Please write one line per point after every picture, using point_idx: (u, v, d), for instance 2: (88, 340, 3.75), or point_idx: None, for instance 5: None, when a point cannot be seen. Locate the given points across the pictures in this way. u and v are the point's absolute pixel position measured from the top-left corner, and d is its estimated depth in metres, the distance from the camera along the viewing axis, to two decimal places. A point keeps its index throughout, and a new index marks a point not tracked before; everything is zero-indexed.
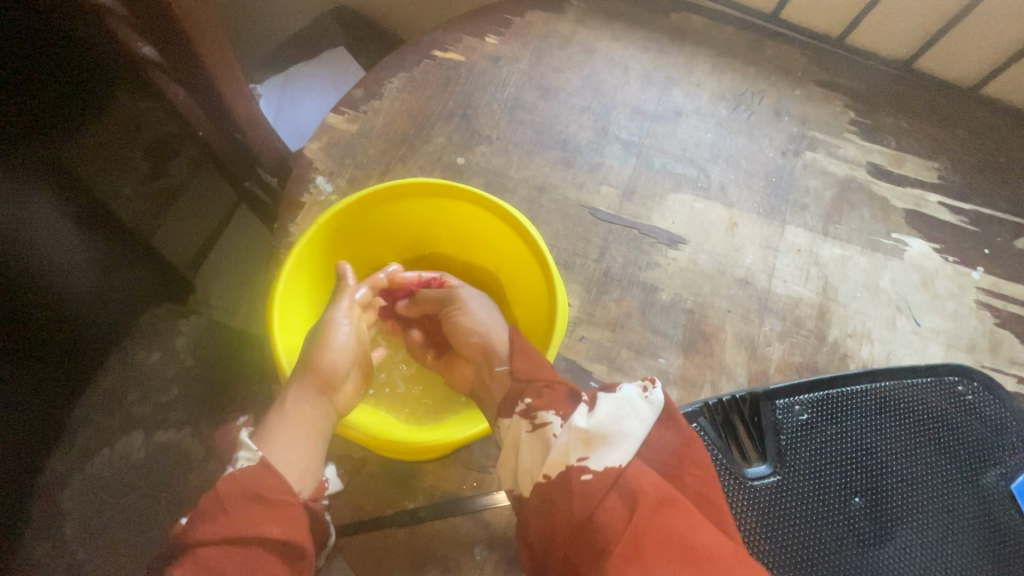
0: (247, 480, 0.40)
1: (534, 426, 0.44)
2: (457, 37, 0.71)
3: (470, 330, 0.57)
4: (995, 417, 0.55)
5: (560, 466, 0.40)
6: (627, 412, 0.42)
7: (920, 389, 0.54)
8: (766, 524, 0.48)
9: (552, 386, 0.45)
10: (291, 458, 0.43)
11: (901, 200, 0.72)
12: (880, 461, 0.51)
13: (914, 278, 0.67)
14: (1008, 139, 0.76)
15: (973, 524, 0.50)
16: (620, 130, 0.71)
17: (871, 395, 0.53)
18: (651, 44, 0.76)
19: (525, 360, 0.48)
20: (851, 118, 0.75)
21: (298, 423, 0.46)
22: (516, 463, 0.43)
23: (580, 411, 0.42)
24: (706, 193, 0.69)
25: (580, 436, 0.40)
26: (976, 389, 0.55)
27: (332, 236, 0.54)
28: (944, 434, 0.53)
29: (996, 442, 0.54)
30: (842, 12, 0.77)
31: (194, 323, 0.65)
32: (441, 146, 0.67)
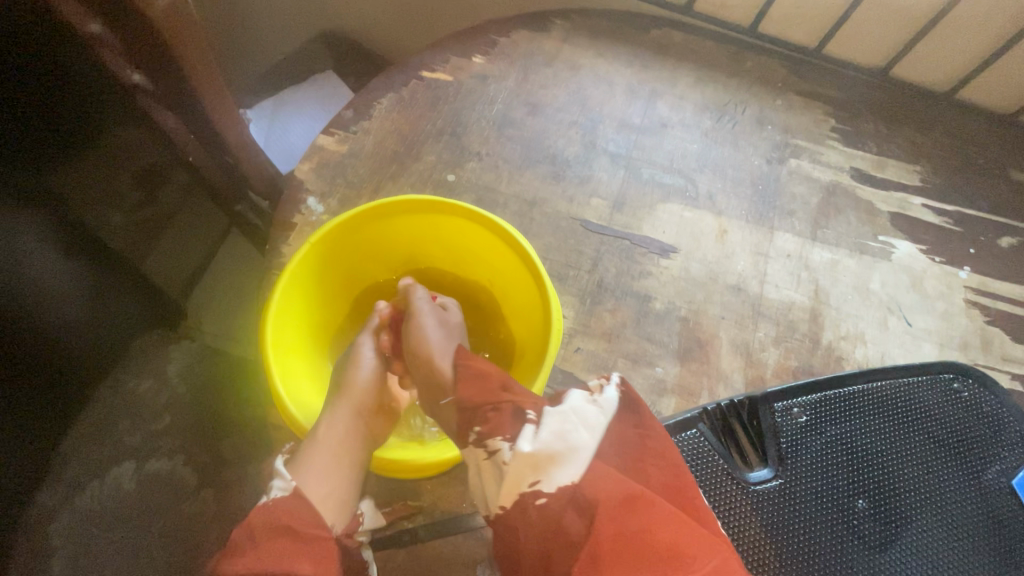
0: (279, 512, 0.42)
1: (487, 454, 0.41)
2: (444, 57, 0.73)
3: (416, 356, 0.53)
4: (991, 413, 0.55)
5: (515, 494, 0.38)
6: (573, 424, 0.40)
7: (917, 387, 0.54)
8: (771, 529, 0.47)
9: (498, 407, 0.42)
10: (325, 489, 0.45)
11: (885, 203, 0.73)
12: (881, 461, 0.51)
13: (903, 279, 0.68)
14: (985, 140, 0.78)
15: (977, 523, 0.50)
16: (607, 143, 0.72)
17: (869, 395, 0.53)
18: (635, 59, 0.78)
19: (472, 387, 0.45)
20: (832, 125, 0.77)
21: (329, 447, 0.47)
22: (482, 493, 0.42)
23: (526, 431, 0.40)
24: (695, 202, 0.69)
25: (530, 461, 0.39)
26: (971, 386, 0.55)
27: (325, 254, 0.54)
28: (943, 432, 0.53)
29: (993, 438, 0.54)
30: (819, 24, 0.79)
31: (185, 349, 0.69)
32: (430, 164, 0.67)
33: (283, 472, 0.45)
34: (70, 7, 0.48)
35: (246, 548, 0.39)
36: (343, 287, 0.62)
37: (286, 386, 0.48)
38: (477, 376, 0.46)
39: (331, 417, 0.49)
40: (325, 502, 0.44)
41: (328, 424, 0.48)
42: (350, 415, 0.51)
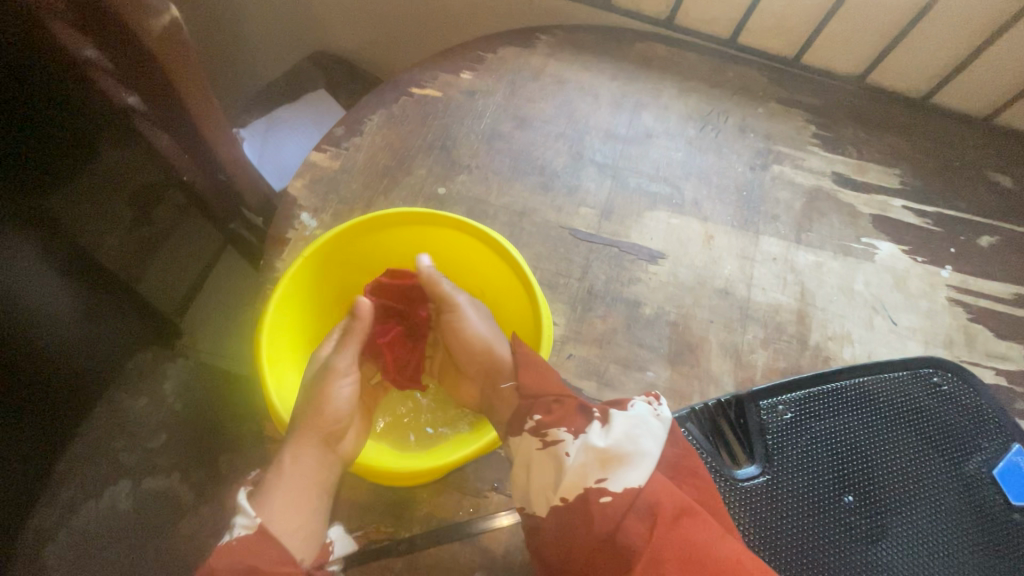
0: (242, 551, 0.41)
1: (545, 442, 0.46)
2: (433, 74, 0.75)
3: (465, 345, 0.59)
4: (971, 405, 0.56)
5: (579, 488, 0.43)
6: (642, 430, 0.45)
7: (898, 382, 0.55)
8: (760, 526, 0.48)
9: (562, 400, 0.49)
10: (295, 522, 0.44)
11: (867, 205, 0.75)
12: (866, 456, 0.52)
13: (886, 279, 0.70)
14: (962, 143, 0.81)
15: (962, 514, 0.51)
16: (594, 154, 0.74)
17: (851, 391, 0.54)
18: (619, 72, 0.80)
19: (534, 376, 0.50)
20: (812, 132, 0.79)
21: (292, 479, 0.46)
22: (526, 480, 0.46)
23: (591, 428, 0.46)
24: (681, 209, 0.71)
25: (597, 457, 0.43)
26: (949, 380, 0.56)
27: (319, 267, 0.55)
28: (926, 425, 0.54)
29: (974, 429, 0.54)
30: (795, 35, 0.82)
31: (182, 365, 0.69)
32: (421, 177, 0.69)
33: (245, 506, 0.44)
34: (61, 28, 0.49)
35: None
36: (337, 299, 0.63)
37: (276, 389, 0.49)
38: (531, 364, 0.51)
39: (293, 445, 0.48)
40: (289, 538, 0.43)
41: (289, 454, 0.48)
42: (318, 443, 0.49)
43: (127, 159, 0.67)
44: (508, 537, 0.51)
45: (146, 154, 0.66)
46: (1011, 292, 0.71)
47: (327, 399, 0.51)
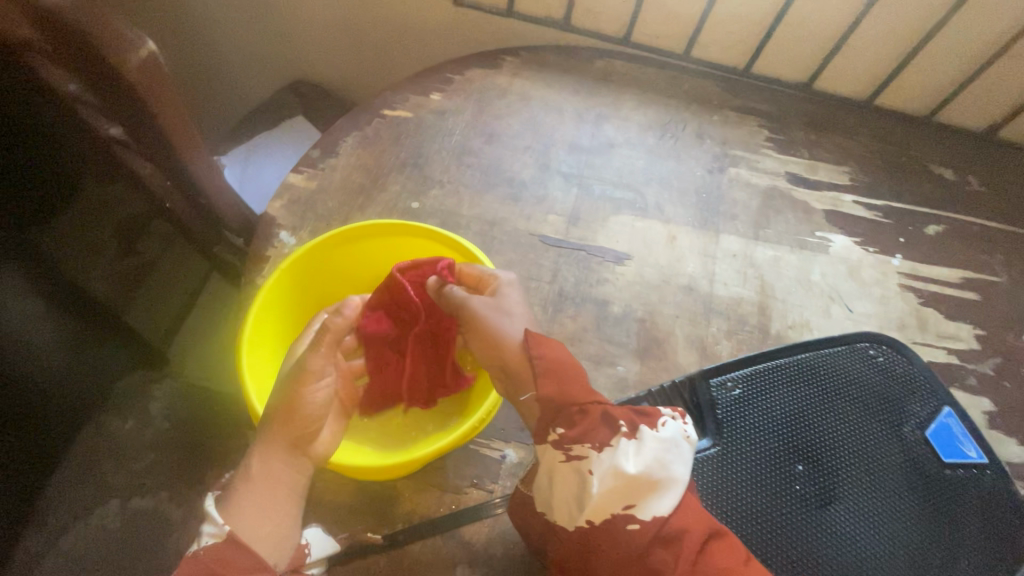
0: (210, 558, 0.41)
1: (569, 456, 0.46)
2: (404, 97, 0.79)
3: (479, 337, 0.54)
4: (907, 374, 0.58)
5: (607, 512, 0.44)
6: (674, 455, 0.46)
7: (837, 355, 0.58)
8: (711, 495, 0.50)
9: (586, 412, 0.48)
10: (265, 529, 0.44)
11: (820, 202, 0.79)
12: (811, 427, 0.54)
13: (841, 269, 0.74)
14: (906, 140, 0.86)
15: (906, 476, 0.53)
16: (560, 164, 0.78)
17: (795, 366, 0.57)
18: (581, 88, 0.85)
19: (552, 383, 0.49)
20: (765, 136, 0.84)
21: (261, 482, 0.47)
22: (548, 492, 0.46)
23: (621, 446, 0.45)
24: (645, 212, 0.75)
25: (629, 484, 0.44)
26: (886, 351, 0.59)
27: (296, 278, 0.57)
28: (867, 394, 0.56)
29: (913, 395, 0.57)
30: (744, 46, 0.87)
31: (166, 388, 0.72)
32: (395, 194, 0.72)
33: (212, 515, 0.44)
34: (45, 65, 0.53)
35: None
36: (320, 310, 0.65)
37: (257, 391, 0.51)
38: (553, 372, 0.50)
39: (261, 452, 0.48)
40: (256, 541, 0.43)
41: (258, 459, 0.48)
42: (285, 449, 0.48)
43: (109, 196, 0.72)
44: (488, 530, 0.53)
45: (131, 182, 0.69)
46: (959, 277, 0.75)
47: (299, 400, 0.49)
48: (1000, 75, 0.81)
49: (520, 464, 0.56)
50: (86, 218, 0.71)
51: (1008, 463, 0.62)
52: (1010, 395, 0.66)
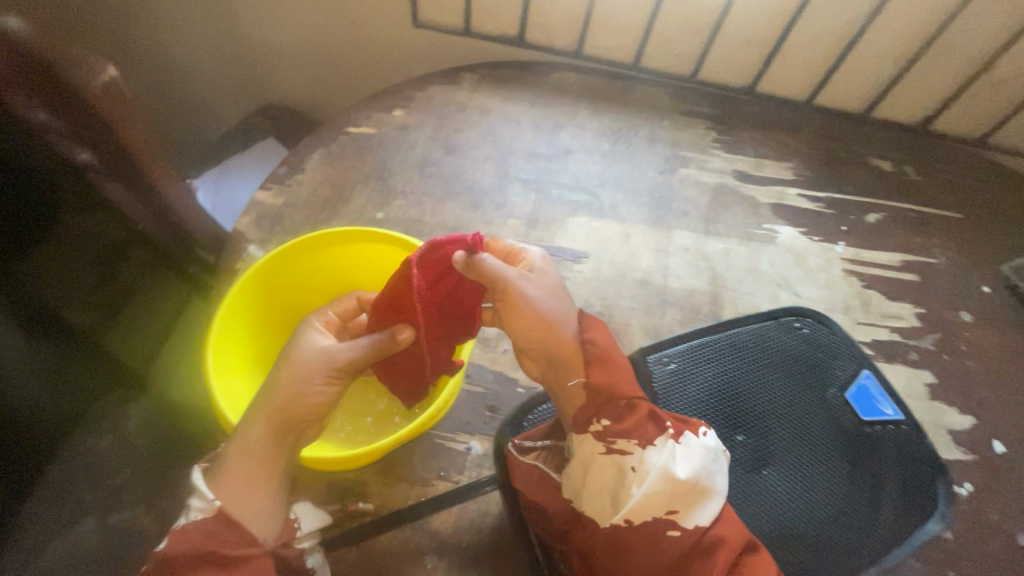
0: (197, 536, 0.44)
1: (610, 449, 0.48)
2: (367, 114, 0.83)
3: (523, 325, 0.53)
4: (829, 344, 0.62)
5: (647, 515, 0.45)
6: (717, 467, 0.47)
7: (764, 330, 0.62)
8: None
9: (634, 407, 0.50)
10: (253, 504, 0.46)
11: (766, 196, 0.84)
12: (741, 394, 0.58)
13: (788, 258, 0.78)
14: (844, 136, 0.91)
15: (831, 437, 0.56)
16: (519, 172, 0.81)
17: (725, 341, 0.61)
18: (538, 99, 0.89)
19: (601, 371, 0.51)
20: (713, 137, 0.89)
21: (244, 454, 0.47)
22: (585, 483, 0.48)
23: (666, 447, 0.47)
24: (600, 213, 0.79)
25: (673, 489, 0.45)
26: (808, 322, 0.63)
27: (259, 286, 0.59)
28: (793, 364, 0.60)
29: (835, 362, 0.61)
30: (688, 55, 0.92)
31: (143, 407, 0.72)
32: (360, 205, 0.75)
33: (201, 489, 0.46)
34: (17, 97, 0.56)
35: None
36: (288, 318, 0.65)
37: (224, 394, 0.52)
38: (603, 360, 0.52)
39: (246, 422, 0.49)
40: (241, 515, 0.45)
41: (245, 429, 0.48)
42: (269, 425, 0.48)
43: (93, 224, 0.71)
44: (455, 519, 0.55)
45: (107, 211, 0.71)
46: (899, 260, 0.79)
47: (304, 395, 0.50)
48: (926, 73, 0.87)
49: (485, 454, 0.58)
50: (73, 241, 0.69)
51: (949, 431, 0.65)
52: (949, 368, 0.70)
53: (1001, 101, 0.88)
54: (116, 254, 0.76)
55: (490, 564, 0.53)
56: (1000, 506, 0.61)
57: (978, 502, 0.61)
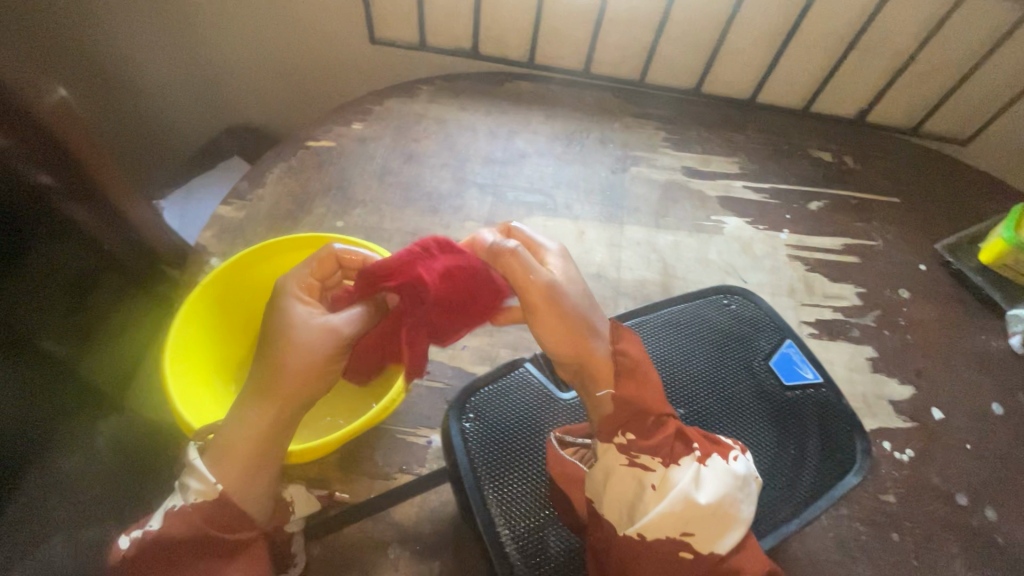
0: (195, 517, 0.45)
1: (634, 462, 0.47)
2: (326, 128, 0.85)
3: (553, 329, 0.49)
4: (754, 316, 0.67)
5: (665, 535, 0.44)
6: (743, 496, 0.47)
7: (695, 307, 0.67)
8: None
9: (662, 425, 0.49)
10: (249, 488, 0.47)
11: (713, 189, 0.88)
12: (677, 370, 0.62)
13: (735, 246, 0.82)
14: (786, 130, 0.96)
15: (758, 401, 0.60)
16: (475, 177, 0.85)
17: (658, 319, 0.65)
18: (493, 107, 0.93)
19: (630, 384, 0.50)
20: (662, 137, 0.93)
21: (238, 446, 0.47)
22: (604, 489, 0.47)
23: (692, 468, 0.47)
24: (555, 213, 0.82)
25: (695, 514, 0.45)
26: (737, 300, 0.68)
27: (217, 295, 0.61)
28: (722, 338, 0.65)
29: (759, 334, 0.66)
30: (635, 60, 0.96)
31: (112, 423, 0.73)
32: (321, 215, 0.77)
33: (201, 471, 0.46)
34: None
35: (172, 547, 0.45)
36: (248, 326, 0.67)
37: (180, 396, 0.53)
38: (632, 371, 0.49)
39: (240, 412, 0.48)
40: (240, 501, 0.46)
41: (241, 423, 0.48)
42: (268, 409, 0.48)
43: (61, 251, 0.71)
44: (417, 510, 0.56)
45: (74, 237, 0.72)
46: (840, 244, 0.83)
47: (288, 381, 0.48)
48: (858, 68, 0.92)
49: None
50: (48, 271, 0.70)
51: (890, 401, 0.69)
52: (889, 342, 0.74)
53: (929, 90, 0.93)
54: (88, 282, 0.76)
55: (451, 550, 0.55)
56: (939, 469, 0.64)
57: (916, 465, 0.64)
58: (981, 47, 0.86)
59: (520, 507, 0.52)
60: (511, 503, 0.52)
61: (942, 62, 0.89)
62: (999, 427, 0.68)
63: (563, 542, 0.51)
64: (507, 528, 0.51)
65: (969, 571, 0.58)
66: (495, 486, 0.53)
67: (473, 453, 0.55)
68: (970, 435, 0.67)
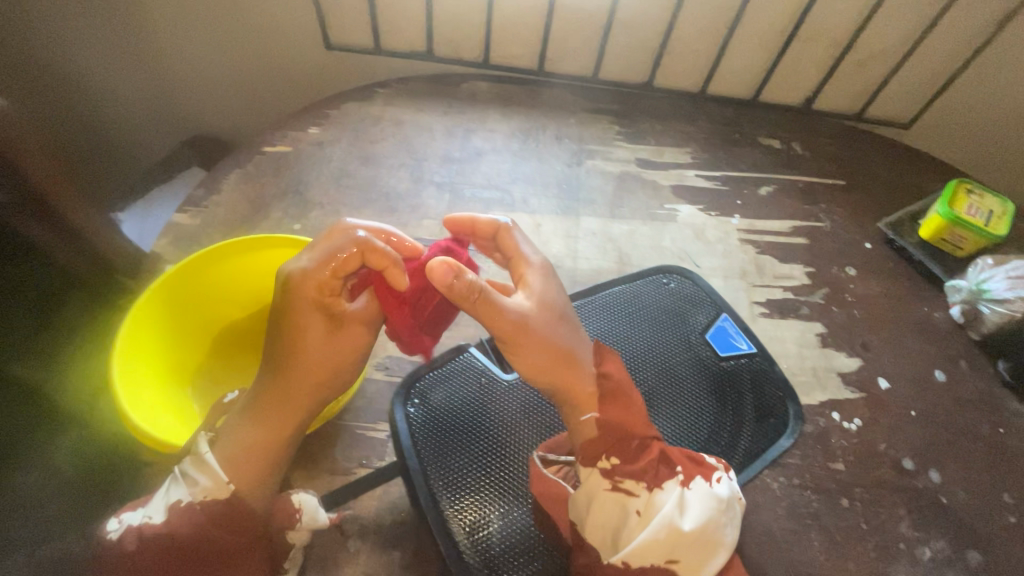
0: (196, 514, 0.49)
1: (616, 487, 0.48)
2: (282, 133, 0.86)
3: (545, 351, 0.52)
4: (691, 294, 0.74)
5: (647, 562, 0.45)
6: (727, 518, 0.48)
7: (631, 288, 0.74)
8: (526, 413, 0.60)
9: (645, 449, 0.50)
10: (256, 483, 0.52)
11: (666, 179, 0.90)
12: (617, 344, 0.68)
13: (688, 233, 0.84)
14: (736, 119, 0.99)
15: (689, 369, 0.67)
16: (433, 175, 0.86)
17: (596, 301, 0.71)
18: (449, 108, 0.94)
19: (615, 408, 0.52)
20: (616, 131, 0.95)
21: (244, 453, 0.52)
22: (586, 514, 0.48)
23: (676, 492, 0.48)
24: (512, 207, 0.84)
25: (678, 541, 0.45)
26: (675, 278, 0.76)
27: (167, 297, 0.61)
28: (656, 315, 0.71)
29: (696, 309, 0.73)
30: (587, 58, 0.98)
31: (73, 437, 0.66)
32: (278, 219, 0.78)
33: (213, 471, 0.50)
34: None
35: (172, 548, 0.48)
36: (198, 328, 0.67)
37: (131, 397, 0.53)
38: (614, 393, 0.53)
39: (253, 419, 0.53)
40: (246, 498, 0.51)
41: (250, 430, 0.53)
42: (268, 417, 0.53)
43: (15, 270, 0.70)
44: (377, 502, 0.57)
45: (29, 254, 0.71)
46: (788, 226, 0.86)
47: (287, 390, 0.54)
48: (800, 59, 0.95)
49: None
50: None
51: (838, 373, 0.71)
52: (837, 318, 0.77)
53: (868, 77, 0.97)
54: None
55: (411, 541, 0.55)
56: (886, 436, 0.67)
57: (864, 434, 0.67)
58: (912, 33, 0.90)
59: (468, 494, 0.54)
60: (456, 487, 0.54)
61: (879, 48, 0.92)
62: (942, 394, 0.71)
63: (506, 521, 0.53)
64: (449, 505, 0.53)
65: (915, 531, 0.61)
66: (439, 471, 0.55)
67: (417, 434, 0.57)
68: (914, 402, 0.70)
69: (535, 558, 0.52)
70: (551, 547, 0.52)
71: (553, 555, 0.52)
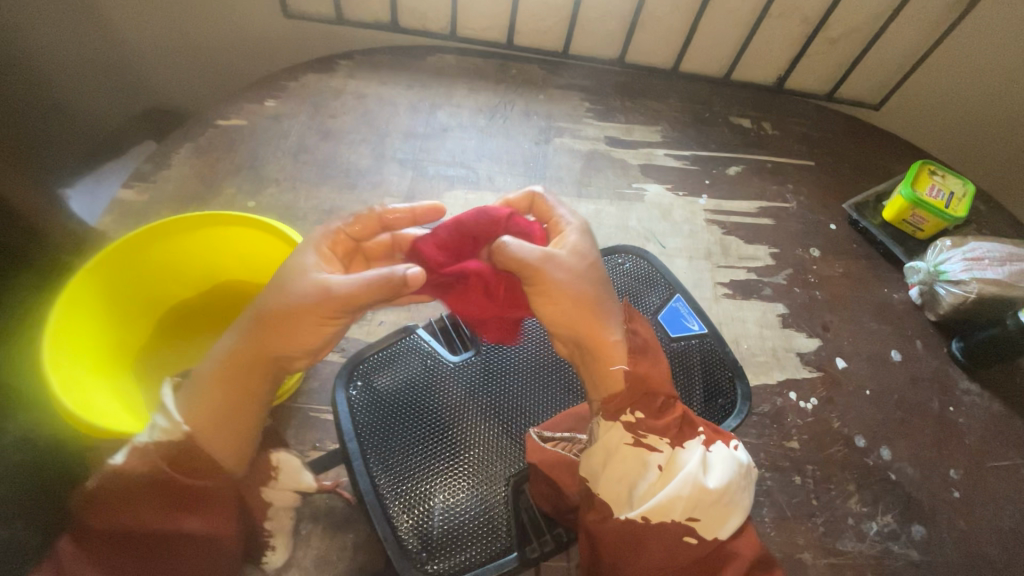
0: (158, 454, 0.46)
1: (639, 442, 0.47)
2: (237, 106, 0.82)
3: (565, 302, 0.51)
4: (645, 273, 0.75)
5: (669, 518, 0.44)
6: (746, 485, 0.47)
7: None
8: (470, 396, 0.61)
9: (670, 409, 0.50)
10: (224, 441, 0.48)
11: (634, 158, 0.89)
12: None
13: (654, 213, 0.83)
14: (709, 97, 0.97)
15: None
16: (395, 151, 0.83)
17: None
18: (414, 82, 0.91)
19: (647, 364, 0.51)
20: (587, 108, 0.93)
21: (206, 406, 0.48)
22: (604, 466, 0.47)
23: (698, 451, 0.47)
24: (477, 185, 0.82)
25: (701, 497, 0.44)
26: (630, 258, 0.76)
27: (107, 273, 0.58)
28: None
29: (649, 289, 0.74)
30: (557, 32, 0.95)
31: (25, 419, 0.64)
32: (231, 196, 0.75)
33: (171, 412, 0.48)
34: None
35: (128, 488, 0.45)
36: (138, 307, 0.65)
37: (64, 375, 0.50)
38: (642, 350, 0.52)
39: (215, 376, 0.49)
40: (209, 449, 0.47)
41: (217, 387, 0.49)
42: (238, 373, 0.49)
43: None
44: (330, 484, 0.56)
45: None
46: (755, 207, 0.86)
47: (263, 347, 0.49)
48: (772, 35, 0.94)
49: None
50: None
51: (797, 354, 0.72)
52: (799, 298, 0.77)
53: (840, 56, 0.96)
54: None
55: (364, 523, 0.55)
56: (840, 414, 0.68)
57: (819, 413, 0.68)
58: (884, 11, 0.89)
59: (409, 479, 0.54)
60: (398, 472, 0.54)
61: (850, 26, 0.91)
62: (897, 374, 0.72)
63: (449, 503, 0.53)
64: (390, 488, 0.53)
65: (863, 507, 0.62)
66: (379, 456, 0.55)
67: (359, 418, 0.57)
68: (869, 381, 0.71)
69: (476, 539, 0.52)
70: (493, 527, 0.53)
71: (496, 533, 0.53)
